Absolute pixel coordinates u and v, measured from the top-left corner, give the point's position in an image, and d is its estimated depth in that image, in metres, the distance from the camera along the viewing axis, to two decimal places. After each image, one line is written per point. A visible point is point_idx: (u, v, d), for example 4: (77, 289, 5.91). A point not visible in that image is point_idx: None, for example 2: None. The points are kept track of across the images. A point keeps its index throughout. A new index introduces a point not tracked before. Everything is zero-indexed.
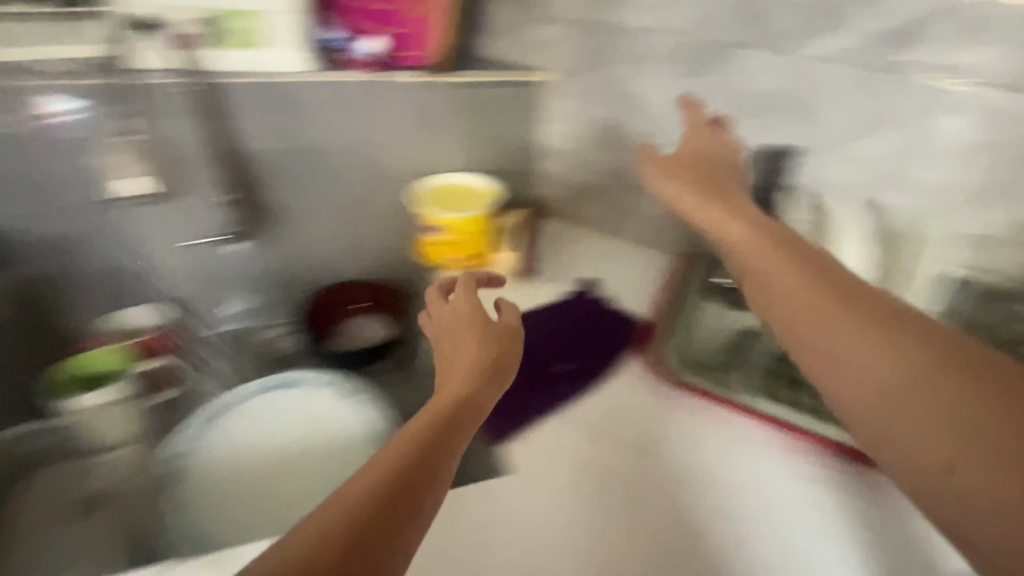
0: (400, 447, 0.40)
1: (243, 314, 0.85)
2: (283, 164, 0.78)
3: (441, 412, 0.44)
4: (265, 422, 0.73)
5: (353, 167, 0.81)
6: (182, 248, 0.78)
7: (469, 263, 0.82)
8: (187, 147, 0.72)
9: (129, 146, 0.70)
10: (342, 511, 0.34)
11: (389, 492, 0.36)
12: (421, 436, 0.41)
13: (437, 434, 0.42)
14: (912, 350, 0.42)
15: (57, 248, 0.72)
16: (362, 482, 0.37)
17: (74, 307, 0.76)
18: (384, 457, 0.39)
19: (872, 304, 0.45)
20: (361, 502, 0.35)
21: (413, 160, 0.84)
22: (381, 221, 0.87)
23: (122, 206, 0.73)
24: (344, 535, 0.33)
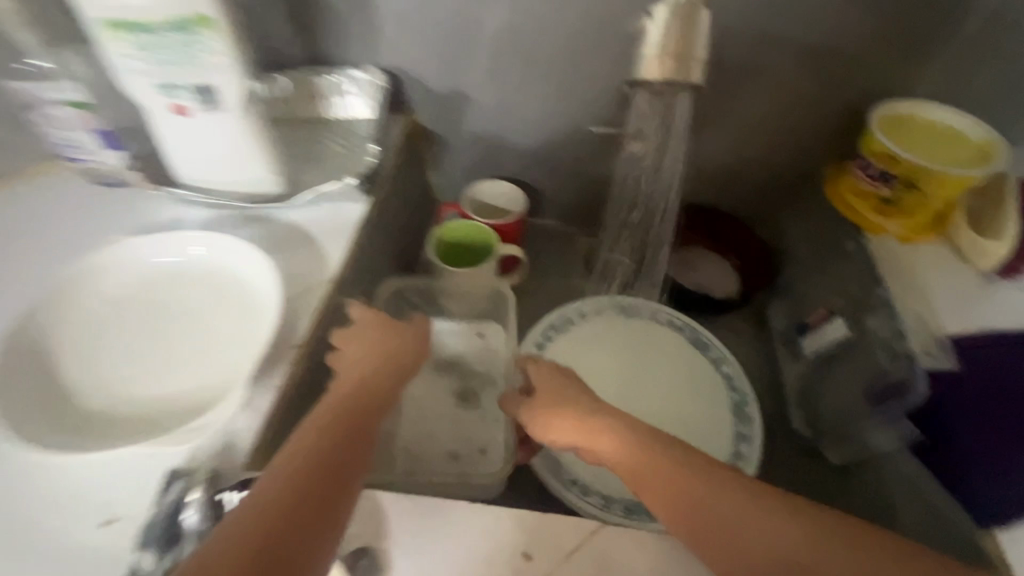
0: (304, 446, 0.33)
1: (574, 214, 0.76)
2: (709, 55, 0.57)
3: (346, 420, 0.36)
4: (606, 355, 0.62)
5: (809, 79, 0.58)
6: (548, 134, 0.67)
7: (908, 236, 0.58)
8: (614, 13, 0.54)
9: (546, 8, 0.55)
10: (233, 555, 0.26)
11: (273, 522, 0.28)
12: (329, 409, 0.37)
13: (348, 444, 0.34)
14: (788, 506, 0.32)
15: (445, 107, 0.66)
16: (252, 515, 0.28)
17: (446, 166, 0.73)
18: (289, 461, 0.31)
19: (672, 448, 0.36)
20: (262, 539, 0.27)
21: (887, 74, 0.57)
22: (787, 148, 0.65)
23: (524, 74, 0.61)
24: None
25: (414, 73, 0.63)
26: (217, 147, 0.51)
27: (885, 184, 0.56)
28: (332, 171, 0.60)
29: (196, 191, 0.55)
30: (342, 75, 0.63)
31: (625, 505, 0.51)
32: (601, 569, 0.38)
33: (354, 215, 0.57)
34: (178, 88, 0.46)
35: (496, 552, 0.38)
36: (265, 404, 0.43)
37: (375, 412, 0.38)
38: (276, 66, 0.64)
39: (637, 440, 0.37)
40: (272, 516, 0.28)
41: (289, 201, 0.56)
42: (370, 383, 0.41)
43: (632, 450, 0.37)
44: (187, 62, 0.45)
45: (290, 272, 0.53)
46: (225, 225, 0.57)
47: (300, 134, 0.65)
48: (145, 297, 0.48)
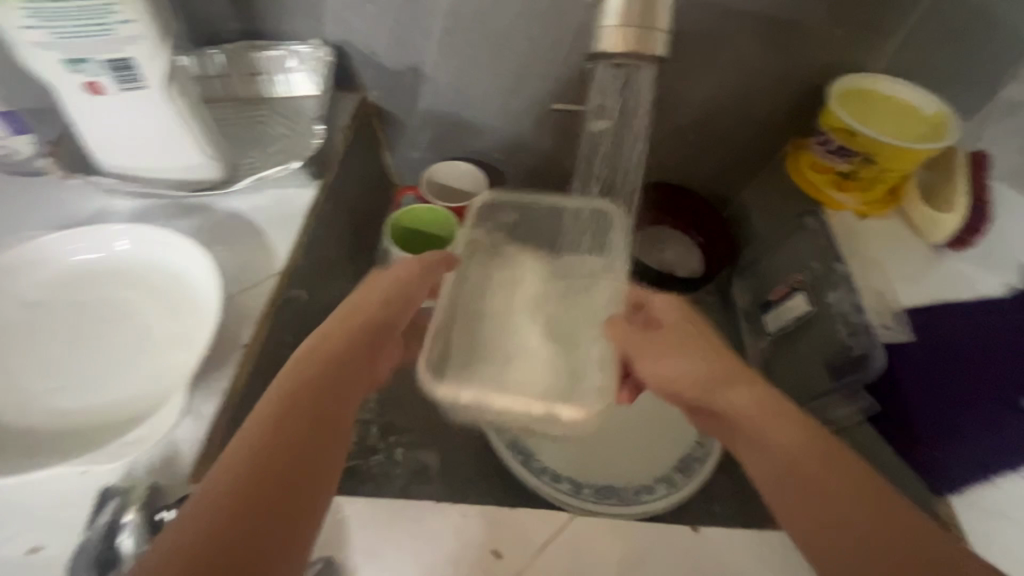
0: (272, 425, 0.31)
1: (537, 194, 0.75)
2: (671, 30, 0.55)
3: (310, 398, 0.33)
4: None
5: (770, 54, 0.57)
6: (506, 112, 0.64)
7: (862, 210, 0.60)
8: None
9: None
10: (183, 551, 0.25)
11: (238, 513, 0.27)
12: (303, 379, 0.34)
13: (315, 431, 0.32)
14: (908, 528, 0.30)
15: (398, 85, 0.62)
16: (215, 508, 0.27)
17: (402, 147, 0.70)
18: (245, 448, 0.29)
19: (809, 438, 0.35)
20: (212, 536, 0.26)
21: (846, 50, 0.56)
22: (749, 125, 0.64)
23: (479, 50, 0.58)
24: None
25: (362, 48, 0.59)
26: (141, 129, 0.46)
27: (842, 159, 0.57)
28: (277, 155, 0.56)
29: (124, 179, 0.50)
30: (284, 50, 0.58)
31: (595, 489, 0.50)
32: (573, 560, 0.37)
33: (303, 203, 0.54)
34: (86, 63, 0.41)
35: (463, 553, 0.37)
36: (211, 408, 0.40)
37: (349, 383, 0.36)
38: (210, 41, 0.59)
39: (763, 413, 0.37)
40: (234, 507, 0.27)
41: (230, 188, 0.52)
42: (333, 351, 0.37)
43: (749, 409, 0.38)
44: (95, 33, 0.40)
45: (235, 264, 0.49)
46: (161, 216, 0.52)
47: (241, 114, 0.60)
48: (69, 297, 0.43)
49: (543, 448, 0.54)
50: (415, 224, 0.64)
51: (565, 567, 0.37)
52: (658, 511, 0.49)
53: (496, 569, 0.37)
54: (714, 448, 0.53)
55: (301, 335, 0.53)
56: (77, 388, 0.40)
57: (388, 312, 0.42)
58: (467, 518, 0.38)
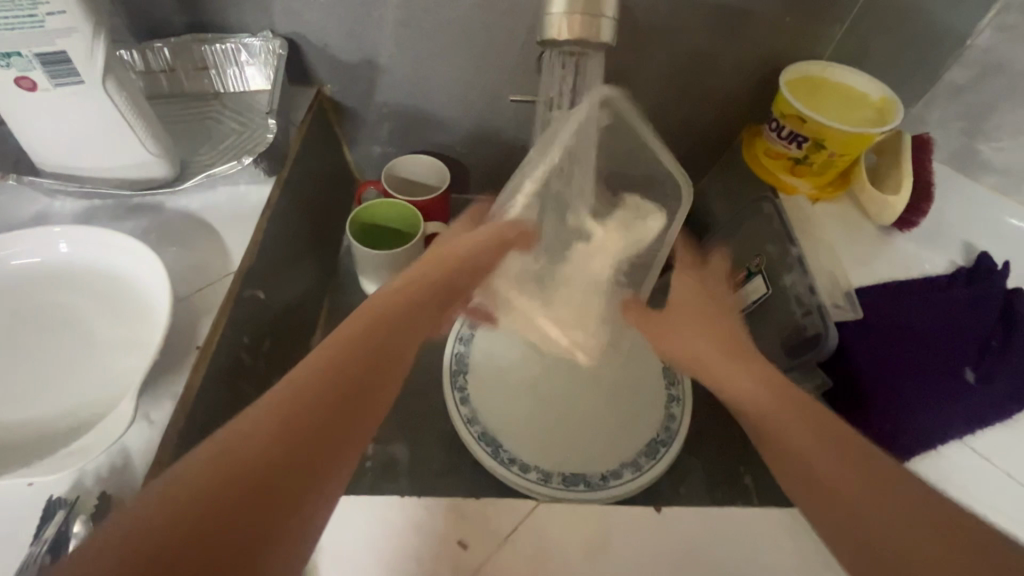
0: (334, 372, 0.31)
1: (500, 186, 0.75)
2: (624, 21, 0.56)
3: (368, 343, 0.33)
4: None
5: (723, 44, 0.58)
6: (465, 104, 0.64)
7: (815, 193, 0.62)
8: None
9: None
10: (233, 463, 0.25)
11: (291, 440, 0.27)
12: (371, 329, 0.34)
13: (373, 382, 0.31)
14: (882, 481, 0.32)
15: (354, 78, 0.61)
16: (279, 426, 0.27)
17: (362, 142, 0.69)
18: (308, 382, 0.29)
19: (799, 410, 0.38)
20: (268, 456, 0.26)
21: (795, 39, 0.58)
22: (705, 113, 0.65)
23: (435, 43, 0.58)
24: (234, 498, 0.24)
25: (315, 41, 0.57)
26: (78, 126, 0.44)
27: (794, 145, 0.58)
28: (229, 151, 0.54)
29: (64, 179, 0.48)
30: (232, 44, 0.56)
31: (564, 476, 0.52)
32: (538, 548, 0.38)
33: (257, 200, 0.53)
34: (14, 57, 0.39)
35: (429, 546, 0.37)
36: (163, 413, 0.39)
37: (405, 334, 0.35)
38: (153, 35, 0.56)
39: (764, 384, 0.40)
40: (294, 439, 0.27)
41: (179, 185, 0.50)
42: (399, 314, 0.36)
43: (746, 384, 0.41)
44: (23, 25, 0.38)
45: (186, 264, 0.48)
46: (106, 217, 0.50)
47: (189, 110, 0.58)
48: (7, 304, 0.42)
49: (511, 438, 0.54)
50: (377, 220, 0.63)
51: (530, 554, 0.37)
52: (623, 495, 0.51)
53: (460, 560, 0.37)
54: (678, 432, 0.54)
55: (260, 336, 0.51)
56: (17, 398, 0.38)
57: (461, 275, 0.43)
58: (431, 511, 0.38)
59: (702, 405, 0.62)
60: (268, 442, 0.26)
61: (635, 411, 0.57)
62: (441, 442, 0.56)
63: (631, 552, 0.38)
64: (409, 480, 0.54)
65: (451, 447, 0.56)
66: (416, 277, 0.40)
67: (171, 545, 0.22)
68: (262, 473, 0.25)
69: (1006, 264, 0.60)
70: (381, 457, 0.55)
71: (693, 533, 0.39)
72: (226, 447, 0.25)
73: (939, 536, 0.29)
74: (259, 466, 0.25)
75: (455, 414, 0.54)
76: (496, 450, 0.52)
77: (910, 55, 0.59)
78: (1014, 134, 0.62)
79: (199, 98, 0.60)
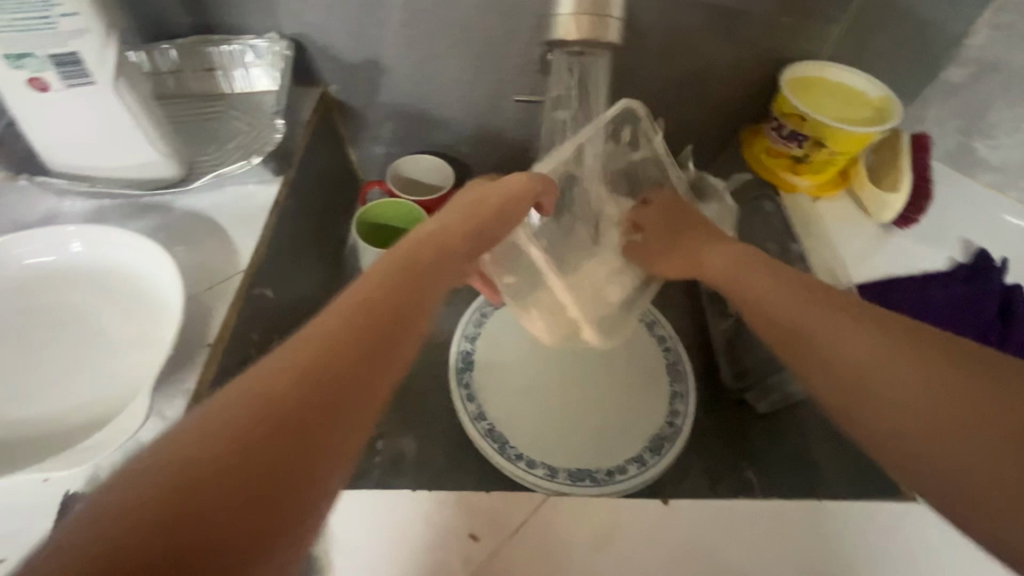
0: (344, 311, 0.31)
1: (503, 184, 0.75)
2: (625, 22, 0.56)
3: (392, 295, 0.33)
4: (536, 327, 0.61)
5: (724, 44, 0.58)
6: (469, 104, 0.65)
7: (813, 191, 0.63)
8: None
9: None
10: (261, 399, 0.25)
11: (314, 377, 0.27)
12: (395, 284, 0.34)
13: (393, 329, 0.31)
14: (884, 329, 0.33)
15: (359, 79, 0.62)
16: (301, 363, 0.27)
17: (366, 142, 0.69)
18: (329, 328, 0.29)
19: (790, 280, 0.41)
20: (295, 389, 0.26)
21: (796, 40, 0.58)
22: (707, 113, 0.66)
23: (440, 43, 0.58)
24: (265, 428, 0.24)
25: (320, 42, 0.58)
26: (88, 126, 0.45)
27: (794, 143, 0.59)
28: (236, 151, 0.55)
29: (74, 179, 0.49)
30: (238, 45, 0.57)
31: (569, 472, 0.52)
32: (546, 539, 0.38)
33: (265, 199, 0.53)
34: (27, 57, 0.40)
35: (441, 540, 0.38)
36: (176, 409, 0.40)
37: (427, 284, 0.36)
38: (160, 36, 0.57)
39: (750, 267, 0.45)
40: (318, 375, 0.27)
41: (188, 183, 0.51)
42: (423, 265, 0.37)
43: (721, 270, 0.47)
44: (36, 26, 0.38)
45: (196, 262, 0.48)
46: (115, 217, 0.51)
47: (197, 111, 0.59)
48: (19, 303, 0.42)
49: (516, 434, 0.54)
50: (382, 219, 0.64)
51: (539, 546, 0.38)
52: (629, 490, 0.52)
53: (471, 552, 0.37)
54: (682, 427, 0.55)
55: (268, 334, 0.52)
56: (31, 395, 0.38)
57: (487, 222, 0.43)
58: (441, 505, 0.39)
59: (704, 402, 0.62)
60: (293, 376, 0.26)
61: (639, 407, 0.57)
62: (448, 439, 0.57)
63: (639, 543, 0.39)
64: (416, 477, 0.55)
65: (457, 444, 0.56)
66: (437, 231, 0.41)
67: (211, 467, 0.23)
68: (283, 406, 0.25)
69: (1005, 260, 0.61)
70: (389, 453, 0.56)
71: (701, 526, 0.40)
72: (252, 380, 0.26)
73: (939, 373, 0.30)
74: (286, 401, 0.25)
75: (461, 411, 0.54)
76: (502, 447, 0.52)
77: (908, 55, 0.59)
78: (1010, 132, 0.63)
79: (205, 99, 0.60)
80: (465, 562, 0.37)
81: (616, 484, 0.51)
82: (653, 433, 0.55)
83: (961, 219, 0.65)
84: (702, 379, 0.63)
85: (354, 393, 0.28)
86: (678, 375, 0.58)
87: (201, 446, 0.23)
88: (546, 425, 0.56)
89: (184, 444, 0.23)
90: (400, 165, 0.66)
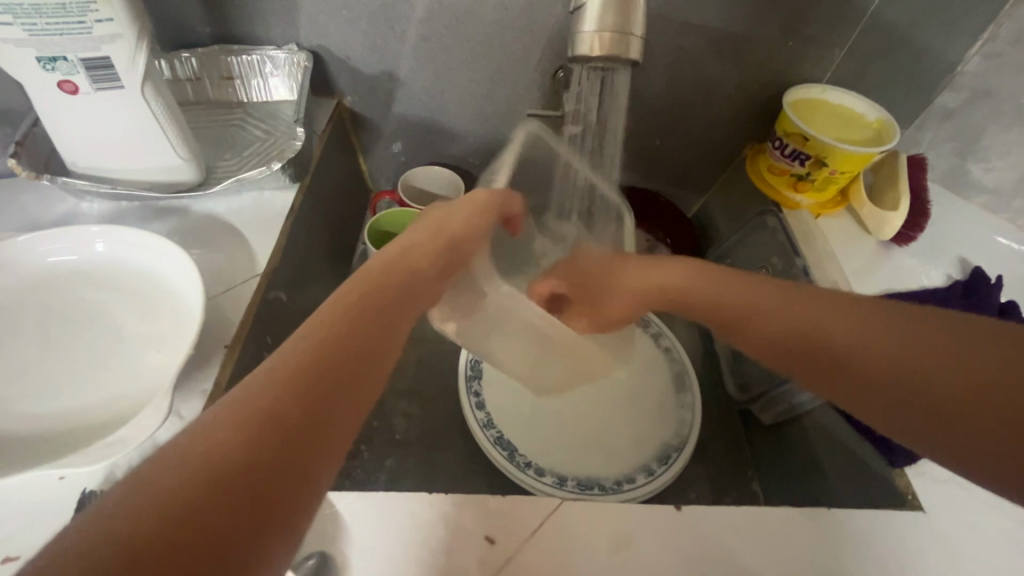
0: (269, 382, 0.26)
1: None
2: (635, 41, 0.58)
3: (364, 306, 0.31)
4: None
5: (729, 64, 0.60)
6: (481, 116, 0.66)
7: (814, 209, 0.64)
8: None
9: None
10: (200, 462, 0.22)
11: (215, 470, 0.22)
12: (339, 314, 0.30)
13: (361, 352, 0.29)
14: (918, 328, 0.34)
15: (375, 92, 0.63)
16: (222, 424, 0.24)
17: (378, 152, 0.70)
18: (260, 377, 0.26)
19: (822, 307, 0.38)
20: (212, 444, 0.23)
21: (798, 62, 0.61)
22: (712, 130, 0.67)
23: (452, 57, 0.60)
24: (215, 498, 0.22)
25: (338, 53, 0.59)
26: (114, 129, 0.46)
27: (798, 162, 0.61)
28: (254, 157, 0.56)
29: (94, 180, 0.49)
30: (259, 55, 0.58)
31: (579, 480, 0.52)
32: (559, 544, 0.38)
33: (281, 205, 0.54)
34: (59, 61, 0.41)
35: (457, 539, 0.38)
36: (194, 409, 0.40)
37: (399, 306, 0.33)
38: (180, 45, 0.58)
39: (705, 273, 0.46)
40: (221, 449, 0.23)
41: (207, 189, 0.52)
42: (400, 268, 0.36)
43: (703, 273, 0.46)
44: (71, 31, 0.39)
45: (214, 263, 0.49)
46: (135, 217, 0.51)
47: (213, 119, 0.60)
48: (37, 300, 0.42)
49: (525, 440, 0.55)
50: (394, 228, 0.64)
51: (554, 547, 0.38)
52: (639, 498, 0.52)
53: (488, 554, 0.38)
54: (690, 436, 0.55)
55: (280, 339, 0.52)
56: (51, 390, 0.39)
57: (432, 236, 0.40)
58: (457, 508, 0.39)
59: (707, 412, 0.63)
60: (208, 437, 0.23)
61: (648, 416, 0.58)
62: (456, 447, 0.57)
63: (654, 545, 0.39)
64: (424, 480, 0.54)
65: (466, 450, 0.56)
66: (398, 254, 0.37)
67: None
68: (172, 516, 0.21)
69: (1002, 277, 0.61)
70: (400, 453, 0.56)
71: (709, 530, 0.40)
72: (186, 438, 0.23)
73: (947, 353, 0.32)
74: (229, 459, 0.23)
75: (472, 418, 0.55)
76: (513, 455, 0.52)
77: (903, 81, 0.62)
78: (1002, 156, 0.65)
79: (222, 107, 0.61)
80: (481, 565, 0.37)
81: (623, 496, 0.51)
82: (661, 445, 0.55)
83: (959, 237, 0.67)
84: (708, 391, 0.65)
85: (312, 432, 0.25)
86: (688, 386, 0.59)
87: (134, 511, 0.21)
88: (549, 438, 0.56)
89: (124, 512, 0.20)
90: (409, 186, 0.67)
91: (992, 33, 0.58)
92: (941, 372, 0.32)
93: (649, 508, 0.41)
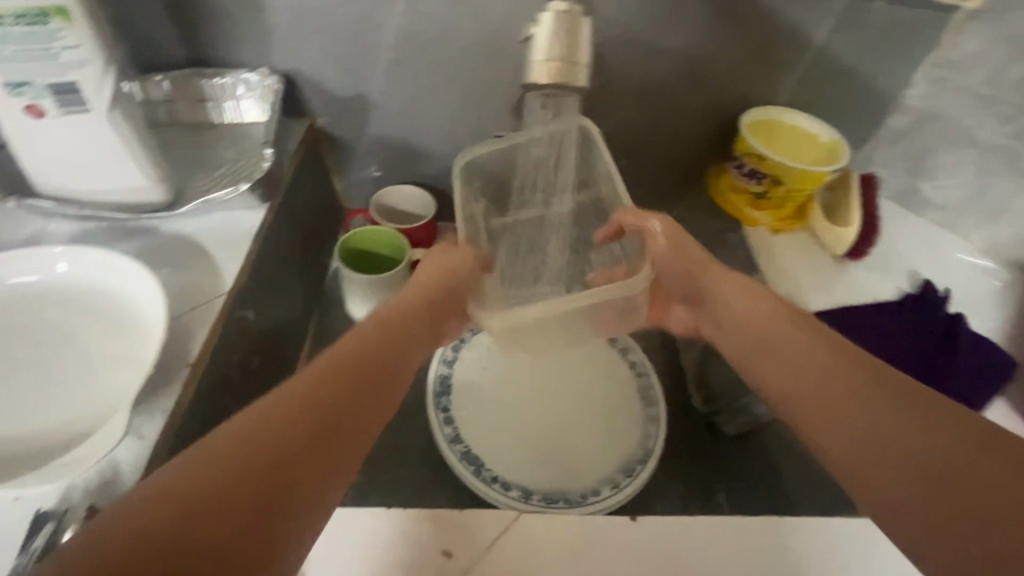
0: (271, 425, 0.31)
1: None
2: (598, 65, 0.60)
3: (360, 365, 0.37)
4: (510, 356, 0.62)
5: (690, 88, 0.63)
6: (452, 136, 0.68)
7: (773, 225, 0.67)
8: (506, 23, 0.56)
9: (441, 19, 0.56)
10: (202, 484, 0.28)
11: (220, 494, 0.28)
12: (337, 369, 0.36)
13: (354, 408, 0.35)
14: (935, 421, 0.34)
15: (347, 113, 0.65)
16: (228, 456, 0.29)
17: (352, 171, 0.71)
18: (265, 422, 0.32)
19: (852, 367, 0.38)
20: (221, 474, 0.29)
21: (754, 86, 0.63)
22: (676, 150, 0.70)
23: (422, 81, 0.62)
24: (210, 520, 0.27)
25: (310, 76, 0.61)
26: (81, 152, 0.46)
27: (755, 181, 0.64)
28: (225, 178, 0.57)
29: (62, 201, 0.50)
30: (231, 78, 0.59)
31: (544, 494, 0.53)
32: (516, 557, 0.39)
33: (250, 225, 0.55)
34: (26, 86, 0.42)
35: (414, 554, 0.38)
36: (154, 428, 0.40)
37: (392, 366, 0.39)
38: (154, 68, 0.59)
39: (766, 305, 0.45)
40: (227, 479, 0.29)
41: (175, 210, 0.52)
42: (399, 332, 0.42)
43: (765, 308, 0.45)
44: (38, 57, 0.40)
45: (181, 283, 0.49)
46: (103, 238, 0.52)
47: (185, 140, 0.61)
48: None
49: (491, 456, 0.55)
50: (365, 246, 0.65)
51: (510, 560, 0.39)
52: (604, 511, 0.52)
53: (445, 569, 0.38)
54: (655, 449, 0.56)
55: (247, 357, 0.52)
56: (10, 410, 0.39)
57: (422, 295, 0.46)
58: (416, 521, 0.40)
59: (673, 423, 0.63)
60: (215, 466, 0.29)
61: (614, 429, 0.59)
62: (424, 463, 0.57)
63: (610, 556, 0.40)
64: (392, 496, 0.55)
65: (434, 466, 0.57)
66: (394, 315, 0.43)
67: None
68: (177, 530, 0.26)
69: (950, 291, 0.64)
70: (368, 470, 0.56)
71: (663, 541, 0.41)
72: (197, 462, 0.29)
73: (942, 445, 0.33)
74: (222, 496, 0.28)
75: (439, 434, 0.55)
76: (479, 470, 0.53)
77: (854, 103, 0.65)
78: (950, 174, 0.68)
79: (194, 129, 0.62)
80: None
81: (588, 509, 0.51)
82: (626, 458, 0.56)
83: (913, 252, 0.70)
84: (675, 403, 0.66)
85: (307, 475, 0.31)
86: (654, 399, 0.60)
87: (148, 520, 0.26)
88: (516, 455, 0.56)
89: (138, 520, 0.26)
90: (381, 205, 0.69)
91: (934, 59, 0.62)
92: (920, 461, 0.33)
93: (606, 521, 0.42)
